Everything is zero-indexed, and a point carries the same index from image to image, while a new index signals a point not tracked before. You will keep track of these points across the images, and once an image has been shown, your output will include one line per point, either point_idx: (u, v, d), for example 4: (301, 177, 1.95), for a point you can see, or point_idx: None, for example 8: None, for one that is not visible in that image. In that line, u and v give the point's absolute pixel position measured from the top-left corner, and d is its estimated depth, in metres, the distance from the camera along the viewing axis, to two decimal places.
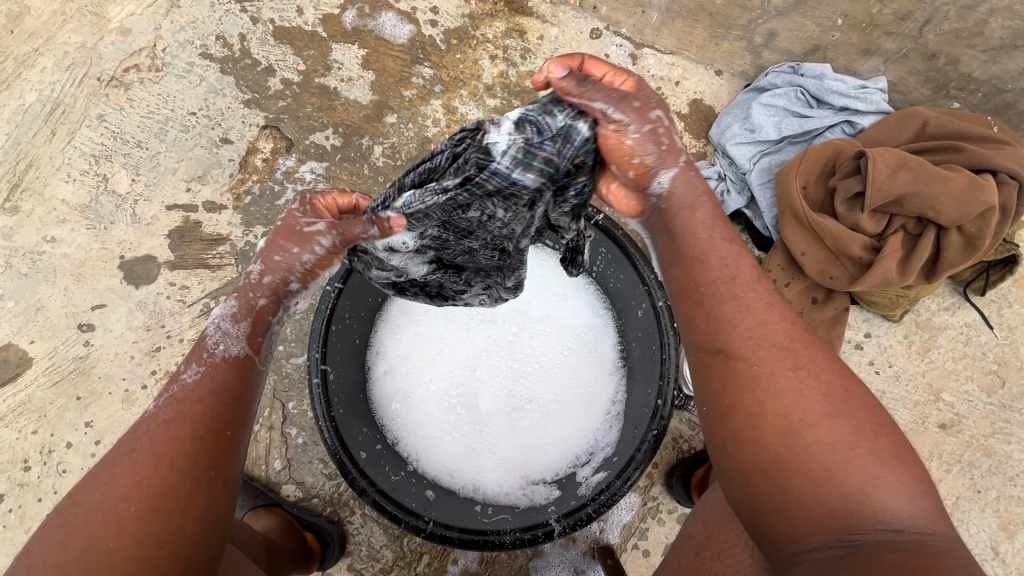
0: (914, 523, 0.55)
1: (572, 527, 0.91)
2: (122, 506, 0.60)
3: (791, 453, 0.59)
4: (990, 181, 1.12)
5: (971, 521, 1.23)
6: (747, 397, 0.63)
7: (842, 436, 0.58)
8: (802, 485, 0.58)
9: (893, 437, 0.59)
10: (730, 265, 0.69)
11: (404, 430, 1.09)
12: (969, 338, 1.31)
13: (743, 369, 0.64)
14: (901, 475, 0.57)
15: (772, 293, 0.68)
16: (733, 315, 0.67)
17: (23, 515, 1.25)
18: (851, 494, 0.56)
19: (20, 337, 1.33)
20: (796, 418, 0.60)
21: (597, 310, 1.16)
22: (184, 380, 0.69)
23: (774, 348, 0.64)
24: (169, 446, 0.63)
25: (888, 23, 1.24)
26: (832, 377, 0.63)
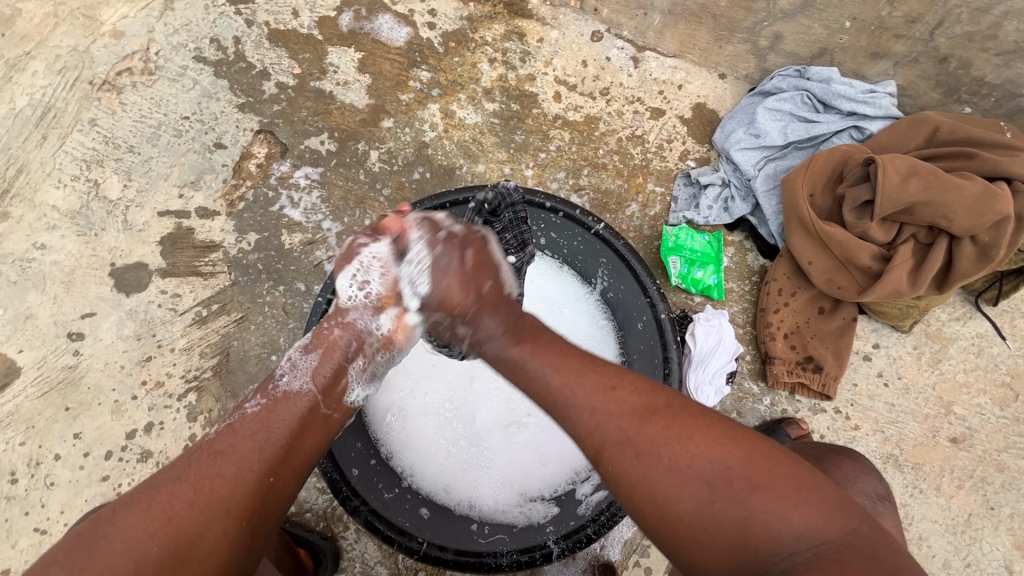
0: (807, 533, 0.56)
1: (570, 549, 0.96)
2: (149, 541, 0.61)
3: (681, 530, 0.61)
4: (1005, 190, 1.09)
5: (985, 539, 1.19)
6: (624, 493, 0.64)
7: (706, 485, 0.60)
8: (700, 550, 0.60)
9: (761, 463, 0.60)
10: (550, 378, 0.69)
11: (397, 444, 1.04)
12: (980, 349, 1.27)
13: (616, 458, 0.64)
14: (785, 501, 0.58)
15: (589, 374, 0.69)
16: (580, 427, 0.67)
17: (9, 529, 1.22)
18: (742, 537, 0.58)
19: (8, 346, 1.30)
20: (673, 489, 0.61)
21: (597, 320, 1.12)
22: (247, 411, 0.72)
23: (615, 439, 0.64)
24: (207, 485, 0.65)
25: (898, 26, 1.20)
26: (672, 423, 0.64)
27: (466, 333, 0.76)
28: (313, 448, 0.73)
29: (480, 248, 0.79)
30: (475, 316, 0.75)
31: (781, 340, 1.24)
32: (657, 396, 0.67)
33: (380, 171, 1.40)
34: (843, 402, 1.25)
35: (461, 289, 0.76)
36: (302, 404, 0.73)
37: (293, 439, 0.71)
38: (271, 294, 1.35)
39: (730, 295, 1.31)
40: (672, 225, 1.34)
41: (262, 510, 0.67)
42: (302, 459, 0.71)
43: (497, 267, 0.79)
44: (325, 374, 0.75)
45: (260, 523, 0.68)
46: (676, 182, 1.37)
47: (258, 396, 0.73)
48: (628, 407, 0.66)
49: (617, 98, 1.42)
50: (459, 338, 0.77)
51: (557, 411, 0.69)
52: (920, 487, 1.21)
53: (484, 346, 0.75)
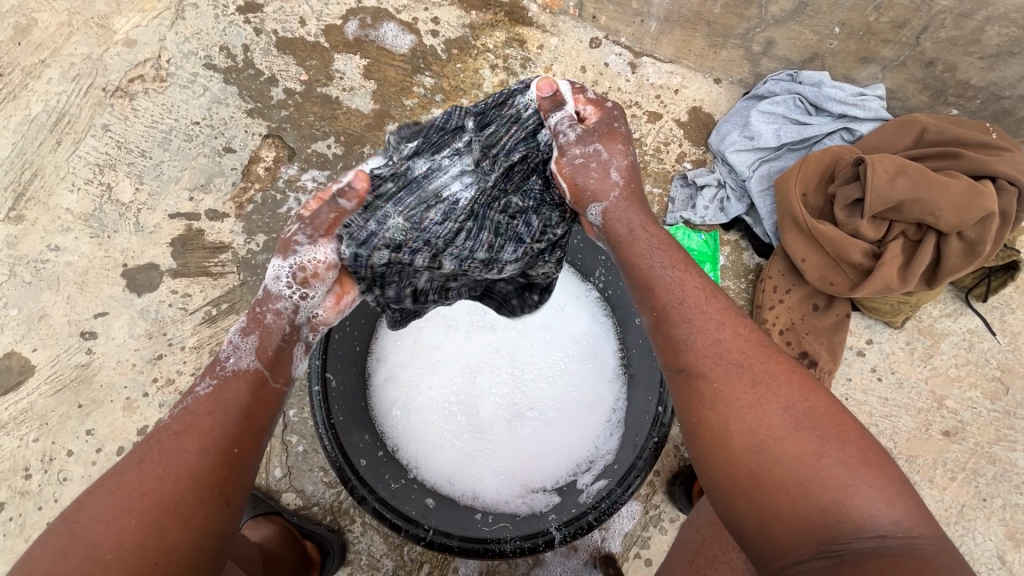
0: (900, 524, 0.56)
1: (573, 535, 0.92)
2: (124, 518, 0.61)
3: (767, 467, 0.61)
4: (989, 188, 1.12)
5: (977, 530, 1.22)
6: (719, 412, 0.67)
7: (813, 437, 0.61)
8: (779, 499, 0.60)
9: (859, 444, 0.61)
10: (668, 299, 0.75)
11: (402, 436, 1.08)
12: (972, 344, 1.31)
13: (707, 389, 0.68)
14: (871, 481, 0.58)
15: (722, 303, 0.75)
16: (695, 339, 0.71)
17: (23, 524, 1.25)
18: (833, 500, 0.57)
19: (22, 345, 1.34)
20: (760, 435, 0.63)
21: (596, 317, 1.17)
22: (198, 393, 0.73)
23: (732, 360, 0.69)
24: (174, 459, 0.66)
25: (886, 31, 1.24)
26: (791, 375, 0.67)
27: (614, 184, 0.86)
28: (270, 419, 0.75)
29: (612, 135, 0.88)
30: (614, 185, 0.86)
31: (776, 336, 1.27)
32: (780, 352, 0.71)
33: None
34: (838, 396, 1.28)
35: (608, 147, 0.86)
36: (251, 377, 0.75)
37: (251, 411, 0.73)
38: None
39: (727, 292, 1.35)
40: (670, 225, 1.38)
41: (232, 475, 0.68)
42: (261, 425, 0.74)
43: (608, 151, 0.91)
44: (268, 353, 0.77)
45: (233, 493, 0.68)
46: (673, 183, 1.41)
47: (207, 377, 0.75)
48: (754, 344, 0.71)
49: (615, 102, 1.46)
50: (585, 189, 0.86)
51: (674, 320, 0.74)
52: (914, 479, 1.24)
53: (619, 217, 0.84)
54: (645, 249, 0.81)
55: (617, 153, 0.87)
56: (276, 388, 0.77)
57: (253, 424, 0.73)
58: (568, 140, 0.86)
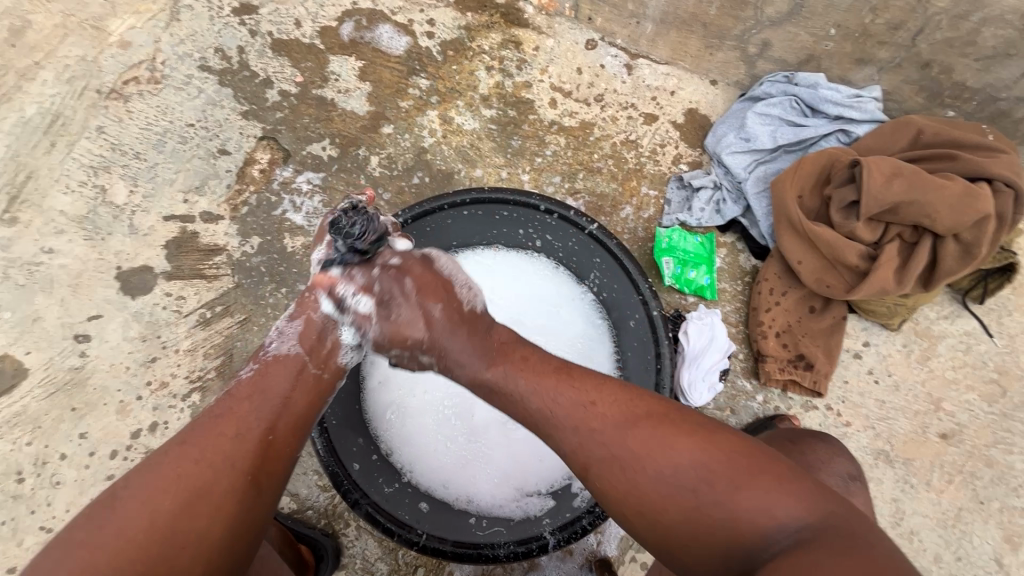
0: (796, 517, 0.60)
1: (567, 540, 0.99)
2: (160, 498, 0.66)
3: (669, 529, 0.66)
4: (985, 190, 1.12)
5: (975, 533, 1.21)
6: (614, 502, 0.70)
7: (689, 485, 0.65)
8: (692, 548, 0.64)
9: (731, 455, 0.66)
10: (536, 400, 0.78)
11: (396, 441, 1.06)
12: (968, 346, 1.30)
13: (600, 477, 0.71)
14: (757, 487, 0.63)
15: (572, 392, 0.77)
16: (567, 446, 0.75)
17: (16, 527, 1.24)
18: (730, 532, 0.62)
19: (16, 348, 1.33)
20: (652, 497, 0.67)
21: (593, 319, 1.15)
22: (242, 377, 0.80)
23: (598, 455, 0.72)
24: (213, 443, 0.71)
25: (882, 33, 1.24)
26: (651, 433, 0.70)
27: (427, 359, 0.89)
28: (306, 409, 0.81)
29: (422, 268, 0.90)
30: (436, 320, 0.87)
31: (773, 338, 1.26)
32: (630, 399, 0.75)
33: (380, 176, 1.44)
34: (835, 399, 1.27)
35: (420, 308, 0.87)
36: (292, 365, 0.82)
37: (288, 402, 0.79)
38: (274, 296, 1.38)
39: (723, 294, 1.34)
40: (666, 227, 1.37)
41: (265, 461, 0.74)
42: (297, 414, 0.80)
43: (453, 285, 0.91)
44: (310, 338, 0.84)
45: (265, 479, 0.74)
46: (669, 185, 1.41)
47: (252, 363, 0.83)
48: (611, 417, 0.73)
49: (611, 104, 1.46)
50: (426, 365, 0.90)
51: (547, 431, 0.77)
52: (911, 481, 1.23)
53: (456, 370, 0.86)
54: (498, 383, 0.82)
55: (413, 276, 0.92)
56: (315, 377, 0.83)
57: (289, 412, 0.79)
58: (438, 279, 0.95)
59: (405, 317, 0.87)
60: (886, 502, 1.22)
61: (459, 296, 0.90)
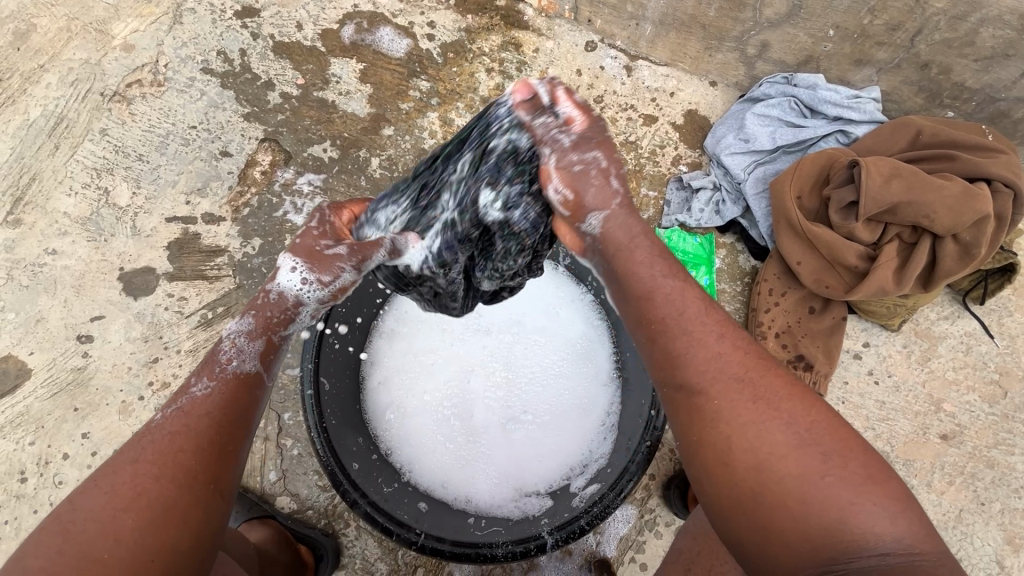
0: (904, 541, 0.55)
1: (565, 540, 0.92)
2: (121, 519, 0.59)
3: (769, 487, 0.59)
4: (984, 190, 1.12)
5: (976, 534, 1.21)
6: (724, 432, 0.63)
7: (821, 457, 0.59)
8: (786, 521, 0.58)
9: (862, 456, 0.59)
10: (676, 300, 0.68)
11: (396, 440, 1.08)
12: (969, 347, 1.30)
13: (706, 405, 0.64)
14: (879, 496, 0.57)
15: (718, 311, 0.69)
16: (694, 352, 0.65)
17: (18, 527, 1.25)
18: (840, 520, 0.56)
19: (19, 348, 1.34)
20: (763, 454, 0.60)
21: (591, 320, 1.17)
22: (194, 394, 0.67)
23: (733, 374, 0.64)
24: (170, 459, 0.63)
25: (880, 34, 1.24)
26: (792, 388, 0.64)
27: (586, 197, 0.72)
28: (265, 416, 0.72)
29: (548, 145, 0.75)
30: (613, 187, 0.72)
31: (772, 339, 1.26)
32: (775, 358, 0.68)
33: (380, 177, 1.45)
34: (835, 400, 1.27)
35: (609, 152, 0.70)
36: (242, 379, 0.69)
37: (245, 407, 0.69)
38: None
39: (722, 295, 1.34)
40: (665, 228, 1.38)
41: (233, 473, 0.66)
42: (256, 421, 0.71)
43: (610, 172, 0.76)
44: (274, 360, 0.72)
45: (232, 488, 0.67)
46: (669, 186, 1.41)
47: (204, 377, 0.69)
48: (750, 356, 0.66)
49: (611, 105, 1.47)
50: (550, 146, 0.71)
51: (672, 330, 0.67)
52: (912, 483, 1.23)
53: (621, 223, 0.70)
54: (645, 257, 0.70)
55: (614, 161, 0.71)
56: (275, 385, 0.73)
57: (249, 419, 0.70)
58: (562, 145, 0.69)
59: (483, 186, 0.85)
60: None
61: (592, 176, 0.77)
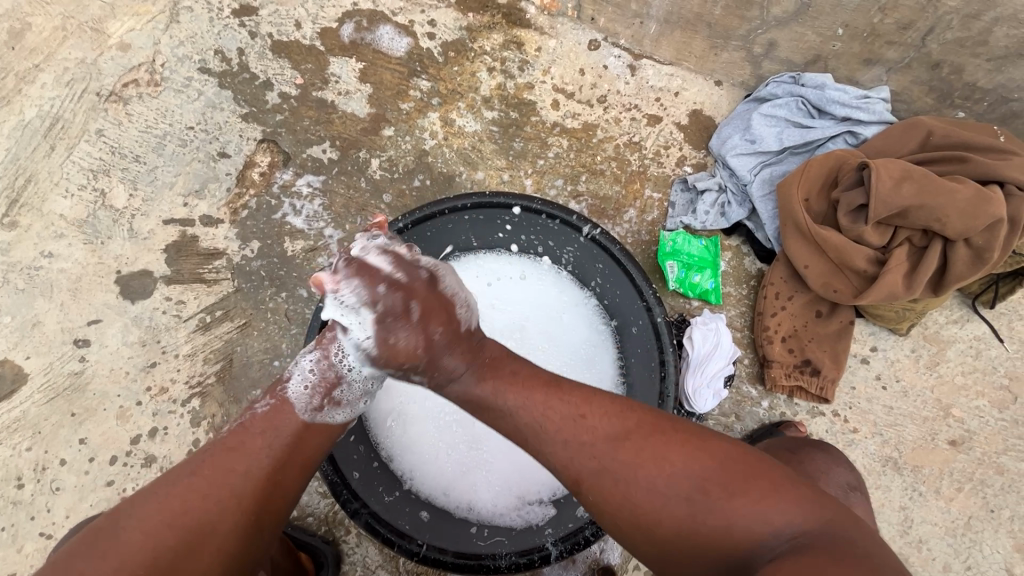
0: (787, 530, 0.60)
1: (569, 551, 0.99)
2: (163, 534, 0.66)
3: (661, 539, 0.65)
4: (998, 193, 1.10)
5: (985, 542, 1.19)
6: (614, 513, 0.68)
7: (684, 496, 0.64)
8: (689, 553, 0.64)
9: (721, 476, 0.64)
10: (520, 413, 0.74)
11: (396, 448, 1.05)
12: (978, 352, 1.28)
13: (593, 497, 0.70)
14: (750, 499, 0.63)
15: (562, 403, 0.73)
16: (559, 462, 0.72)
17: (15, 534, 1.23)
18: (726, 540, 0.62)
19: (16, 353, 1.32)
20: (646, 513, 0.66)
21: (596, 325, 1.13)
22: (256, 411, 0.77)
23: (591, 469, 0.69)
24: (220, 478, 0.70)
25: (890, 32, 1.22)
26: (647, 440, 0.69)
27: (420, 379, 0.81)
28: (317, 447, 0.78)
29: (427, 291, 0.79)
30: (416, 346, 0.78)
31: (779, 343, 1.24)
32: (623, 415, 0.72)
33: (381, 178, 1.42)
34: (841, 405, 1.25)
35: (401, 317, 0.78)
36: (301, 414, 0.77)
37: (300, 436, 0.77)
38: (273, 300, 1.37)
39: (727, 299, 1.32)
40: (670, 230, 1.36)
41: (269, 503, 0.72)
42: (307, 455, 0.77)
43: (453, 305, 0.81)
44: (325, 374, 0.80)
45: (267, 519, 0.72)
46: (673, 188, 1.39)
47: (268, 396, 0.78)
48: (600, 437, 0.70)
49: (614, 105, 1.44)
50: (419, 383, 0.82)
51: (538, 450, 0.73)
52: (920, 489, 1.21)
53: (444, 386, 0.80)
54: (483, 413, 0.78)
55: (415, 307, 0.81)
56: (336, 423, 0.80)
57: (301, 453, 0.77)
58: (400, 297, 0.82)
59: (400, 311, 0.78)
60: (895, 510, 1.20)
61: (458, 317, 0.81)
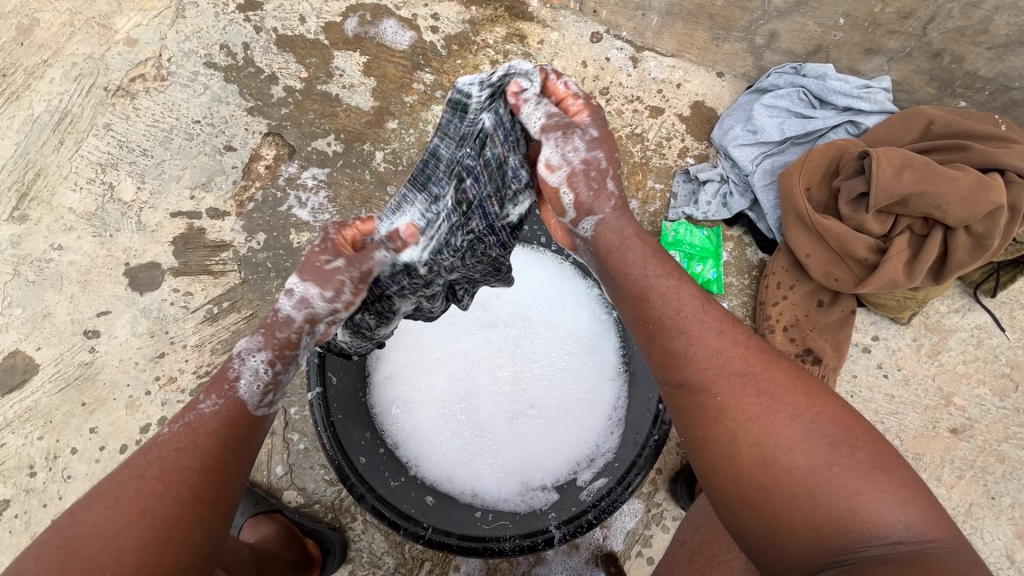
0: (912, 527, 0.55)
1: (573, 533, 0.93)
2: (121, 535, 0.59)
3: (769, 479, 0.59)
4: (998, 180, 1.10)
5: (986, 528, 1.20)
6: (724, 431, 0.63)
7: (822, 446, 0.59)
8: (790, 511, 0.58)
9: (868, 446, 0.59)
10: (673, 298, 0.70)
11: (401, 435, 1.07)
12: (980, 340, 1.28)
13: (709, 403, 0.64)
14: (887, 484, 0.56)
15: (722, 313, 0.70)
16: (696, 351, 0.67)
17: (28, 521, 1.26)
18: (844, 511, 0.56)
19: (27, 344, 1.34)
20: (767, 445, 0.60)
21: (597, 314, 1.15)
22: (201, 411, 0.67)
23: (734, 371, 0.65)
24: (174, 475, 0.63)
25: (891, 22, 1.22)
26: (801, 383, 0.64)
27: (592, 219, 0.75)
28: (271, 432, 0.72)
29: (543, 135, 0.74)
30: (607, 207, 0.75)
31: (780, 332, 1.25)
32: (780, 356, 0.67)
33: (385, 171, 1.44)
34: (843, 394, 1.26)
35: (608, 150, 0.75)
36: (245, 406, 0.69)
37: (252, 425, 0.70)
38: (280, 291, 1.39)
39: (729, 289, 1.33)
40: (671, 221, 1.37)
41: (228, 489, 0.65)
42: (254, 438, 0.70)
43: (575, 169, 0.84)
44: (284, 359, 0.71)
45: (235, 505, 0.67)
46: (675, 179, 1.40)
47: (212, 394, 0.69)
48: (754, 353, 0.66)
49: (616, 97, 1.45)
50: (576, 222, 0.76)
51: (671, 330, 0.69)
52: (921, 477, 1.22)
53: (611, 221, 0.75)
54: (639, 257, 0.73)
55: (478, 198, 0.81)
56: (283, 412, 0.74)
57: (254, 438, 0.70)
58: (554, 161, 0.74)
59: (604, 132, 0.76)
60: None
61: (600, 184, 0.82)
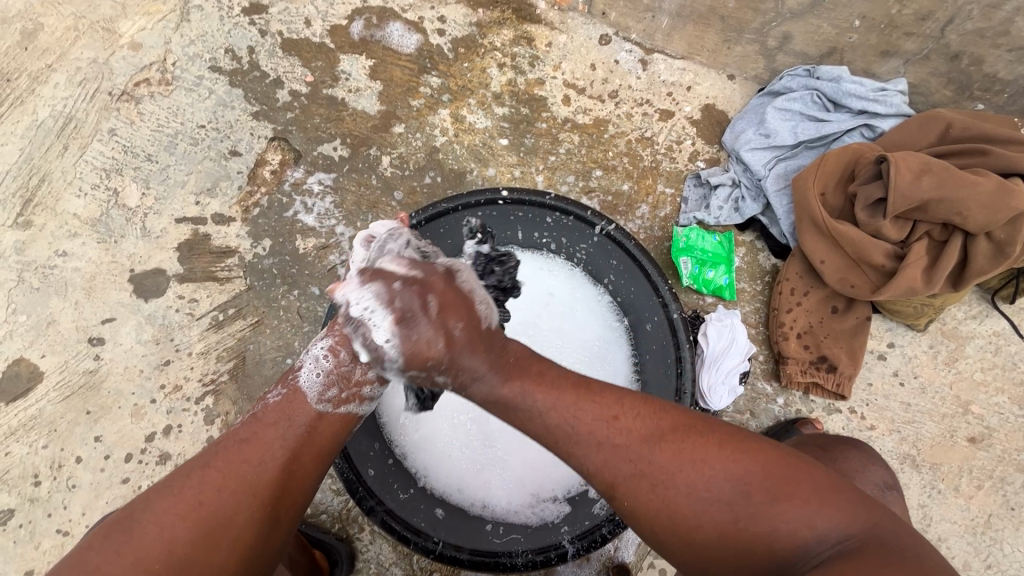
0: (833, 536, 0.57)
1: (585, 549, 0.98)
2: (178, 525, 0.63)
3: (703, 546, 0.61)
4: (1020, 186, 1.08)
5: (1006, 540, 1.18)
6: (654, 528, 0.64)
7: (724, 502, 0.61)
8: (728, 562, 0.61)
9: (762, 480, 0.61)
10: (551, 415, 0.68)
11: (410, 445, 1.04)
12: (998, 347, 1.26)
13: (631, 506, 0.65)
14: (795, 506, 0.59)
15: (588, 406, 0.68)
16: (590, 465, 0.67)
17: (33, 531, 1.24)
18: (769, 548, 0.58)
19: (31, 351, 1.33)
20: (683, 525, 0.62)
21: (610, 320, 1.12)
22: (268, 401, 0.73)
23: (626, 473, 0.65)
24: (234, 468, 0.67)
25: (908, 24, 1.20)
26: (678, 448, 0.64)
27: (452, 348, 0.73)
28: (332, 436, 0.74)
29: (446, 285, 0.73)
30: (464, 362, 0.71)
31: (794, 340, 1.23)
32: (653, 418, 0.67)
33: (392, 175, 1.42)
34: (858, 402, 1.24)
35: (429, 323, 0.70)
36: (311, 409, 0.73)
37: (313, 428, 0.72)
38: (286, 298, 1.37)
39: (742, 295, 1.31)
40: (682, 226, 1.34)
41: (286, 495, 0.68)
42: (321, 445, 0.73)
43: (473, 302, 0.75)
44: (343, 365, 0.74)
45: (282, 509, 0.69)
46: (686, 183, 1.38)
47: (280, 386, 0.74)
48: (634, 438, 0.66)
49: (626, 100, 1.43)
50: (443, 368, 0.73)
51: (568, 450, 0.68)
52: (939, 487, 1.20)
53: (470, 387, 0.71)
54: (518, 399, 0.69)
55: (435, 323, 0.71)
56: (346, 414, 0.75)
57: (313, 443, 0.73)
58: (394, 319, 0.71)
59: (424, 336, 0.69)
60: (913, 508, 1.19)
61: (478, 314, 0.75)
